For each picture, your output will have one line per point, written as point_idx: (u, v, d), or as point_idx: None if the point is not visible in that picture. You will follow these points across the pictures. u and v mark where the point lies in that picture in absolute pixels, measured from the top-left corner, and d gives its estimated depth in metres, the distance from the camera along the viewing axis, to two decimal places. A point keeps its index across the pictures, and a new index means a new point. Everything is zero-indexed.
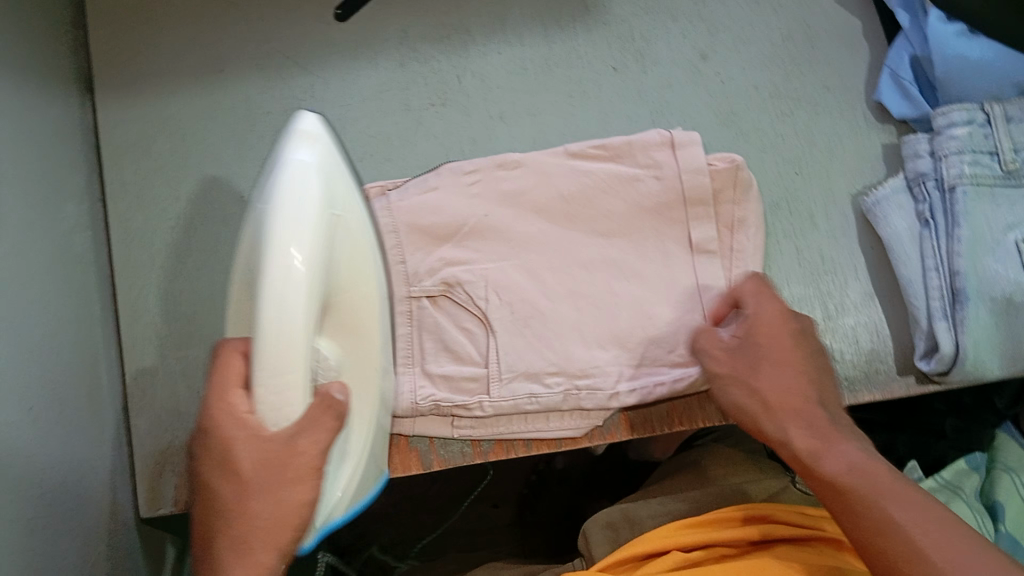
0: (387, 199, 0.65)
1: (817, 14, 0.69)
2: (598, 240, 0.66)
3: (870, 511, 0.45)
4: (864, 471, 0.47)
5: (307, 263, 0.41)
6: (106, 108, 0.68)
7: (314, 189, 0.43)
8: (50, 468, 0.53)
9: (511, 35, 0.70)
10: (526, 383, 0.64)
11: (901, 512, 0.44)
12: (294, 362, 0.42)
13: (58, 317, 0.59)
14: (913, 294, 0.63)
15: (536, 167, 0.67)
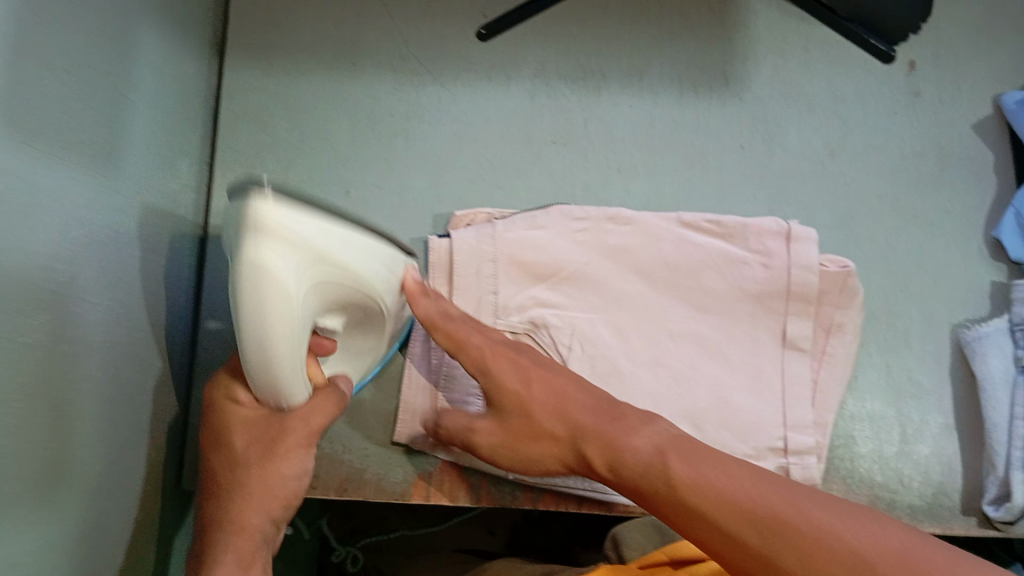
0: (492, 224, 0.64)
1: (949, 139, 0.70)
2: (692, 314, 0.65)
3: (708, 498, 0.44)
4: (652, 465, 0.48)
5: (280, 355, 0.42)
6: (236, 75, 0.68)
7: (287, 295, 0.40)
8: (117, 427, 0.52)
9: (646, 90, 0.70)
10: None
11: (729, 485, 0.45)
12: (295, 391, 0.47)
13: (151, 271, 0.58)
14: (996, 438, 0.62)
15: (647, 229, 0.65)
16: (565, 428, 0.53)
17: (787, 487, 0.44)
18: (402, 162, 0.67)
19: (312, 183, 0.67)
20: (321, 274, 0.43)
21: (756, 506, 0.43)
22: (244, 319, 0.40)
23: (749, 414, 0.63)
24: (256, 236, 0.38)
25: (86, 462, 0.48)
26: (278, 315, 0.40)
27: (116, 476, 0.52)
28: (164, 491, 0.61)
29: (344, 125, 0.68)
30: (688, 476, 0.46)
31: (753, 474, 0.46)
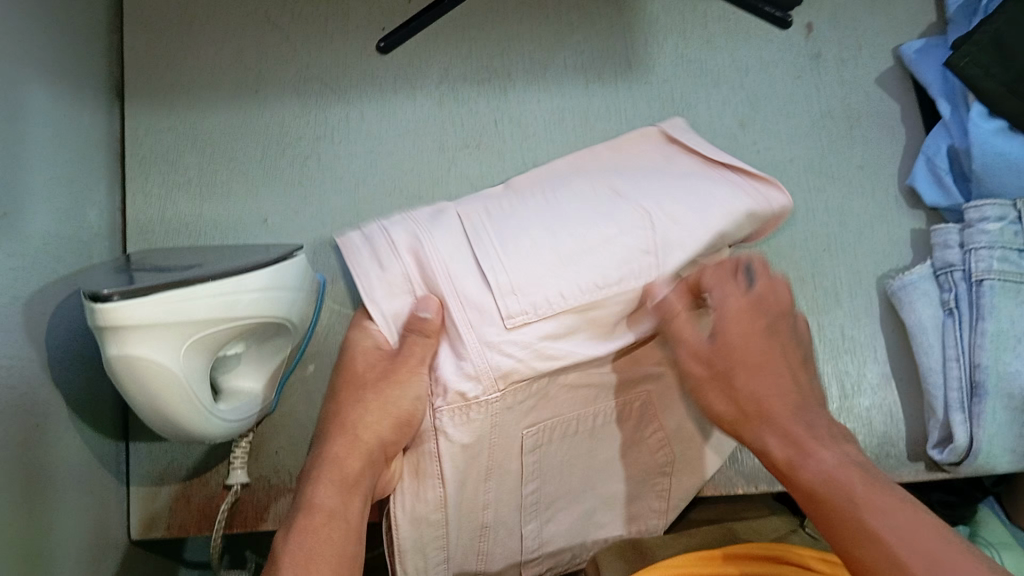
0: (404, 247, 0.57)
1: (857, 95, 0.70)
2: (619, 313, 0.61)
3: (874, 550, 0.41)
4: (823, 482, 0.44)
5: (178, 414, 0.49)
6: (137, 118, 0.67)
7: (160, 379, 0.46)
8: (67, 492, 0.55)
9: (552, 83, 0.70)
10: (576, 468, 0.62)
11: (896, 526, 0.41)
12: (211, 430, 0.52)
13: (67, 330, 0.57)
14: (932, 383, 0.63)
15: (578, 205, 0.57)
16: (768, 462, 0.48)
17: (936, 533, 0.40)
18: (317, 186, 0.67)
19: (229, 218, 0.66)
20: (185, 340, 0.46)
21: (906, 553, 0.40)
22: (140, 404, 0.48)
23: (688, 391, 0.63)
24: (112, 343, 0.44)
25: (43, 530, 0.52)
26: (163, 384, 0.46)
27: (47, 541, 0.52)
28: (112, 546, 0.61)
29: (254, 155, 0.67)
30: (874, 525, 0.41)
31: (904, 509, 0.42)
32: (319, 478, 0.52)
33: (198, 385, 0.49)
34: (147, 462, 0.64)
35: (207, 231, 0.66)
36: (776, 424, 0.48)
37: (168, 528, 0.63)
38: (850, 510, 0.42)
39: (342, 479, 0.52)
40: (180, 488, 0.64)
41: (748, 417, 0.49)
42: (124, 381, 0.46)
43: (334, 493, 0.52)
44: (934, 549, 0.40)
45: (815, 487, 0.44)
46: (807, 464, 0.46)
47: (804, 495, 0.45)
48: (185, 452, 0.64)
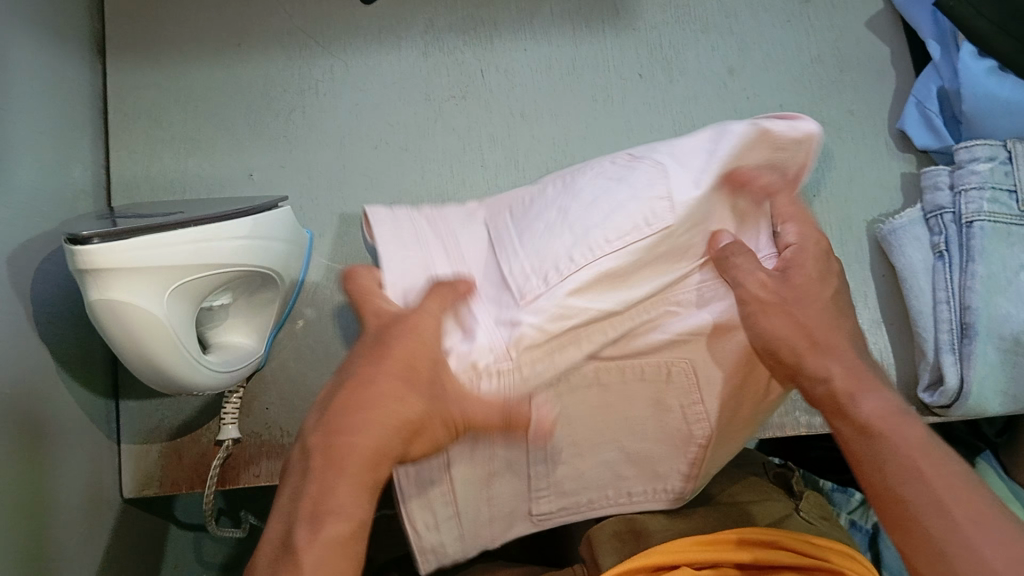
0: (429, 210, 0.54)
1: (846, 39, 0.70)
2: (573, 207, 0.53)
3: (913, 494, 0.39)
4: (882, 418, 0.43)
5: (165, 364, 0.48)
6: (120, 73, 0.66)
7: (143, 326, 0.46)
8: (60, 445, 0.56)
9: (538, 33, 0.69)
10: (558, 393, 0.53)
11: (928, 484, 0.39)
12: (200, 382, 0.52)
13: (54, 284, 0.57)
14: (923, 326, 0.63)
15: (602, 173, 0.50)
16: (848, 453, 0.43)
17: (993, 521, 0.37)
18: (303, 140, 0.67)
19: (215, 173, 0.66)
20: (169, 286, 0.46)
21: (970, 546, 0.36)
22: (125, 353, 0.48)
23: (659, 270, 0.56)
24: (93, 286, 0.44)
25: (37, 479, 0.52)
26: (147, 331, 0.46)
27: (42, 489, 0.52)
28: (105, 501, 0.61)
29: (239, 110, 0.67)
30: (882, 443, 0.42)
31: (945, 469, 0.39)
32: (330, 472, 0.40)
33: (184, 334, 0.49)
34: (139, 419, 0.64)
35: (194, 187, 0.66)
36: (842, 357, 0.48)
37: (160, 484, 0.63)
38: (902, 473, 0.40)
39: (357, 471, 0.40)
40: (172, 445, 0.64)
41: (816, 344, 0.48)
42: (108, 327, 0.46)
43: (350, 495, 0.40)
44: (946, 501, 0.38)
45: (867, 417, 0.43)
46: (865, 397, 0.44)
47: (851, 423, 0.44)
48: (176, 409, 0.65)
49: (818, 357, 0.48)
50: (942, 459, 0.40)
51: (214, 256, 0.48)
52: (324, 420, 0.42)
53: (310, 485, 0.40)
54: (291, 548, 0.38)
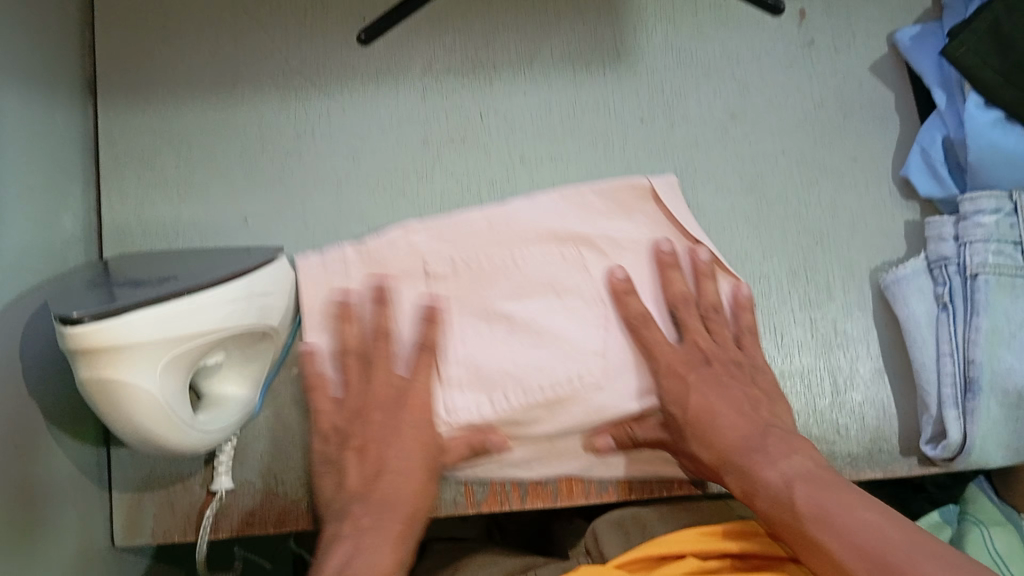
0: (343, 254, 0.61)
1: (851, 81, 0.69)
2: (546, 296, 0.63)
3: (833, 539, 0.49)
4: (785, 499, 0.52)
5: (163, 437, 0.48)
6: (111, 116, 0.65)
7: (139, 402, 0.45)
8: (53, 505, 0.55)
9: (538, 74, 0.68)
10: (480, 397, 0.61)
11: (846, 515, 0.49)
12: (196, 446, 0.51)
13: (45, 341, 0.56)
14: (926, 379, 0.62)
15: (508, 233, 0.63)
16: (714, 454, 0.57)
17: (899, 526, 0.48)
18: (298, 184, 0.66)
19: (209, 219, 0.65)
20: (163, 359, 0.46)
21: (866, 544, 0.47)
22: (122, 428, 0.47)
23: (587, 289, 0.63)
24: (88, 367, 0.43)
25: (32, 546, 0.51)
26: (139, 404, 0.45)
27: (35, 556, 0.51)
28: (99, 556, 0.60)
29: (232, 154, 0.66)
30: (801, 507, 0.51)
31: (860, 504, 0.50)
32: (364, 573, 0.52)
33: (179, 402, 0.48)
34: (132, 468, 0.63)
35: (188, 233, 0.65)
36: (739, 445, 0.57)
37: (154, 534, 0.62)
38: (823, 523, 0.49)
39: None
40: (165, 493, 0.63)
41: (699, 438, 0.58)
42: (98, 402, 0.45)
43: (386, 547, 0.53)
44: (860, 520, 0.49)
45: (776, 495, 0.53)
46: (769, 472, 0.54)
47: (769, 505, 0.53)
48: (165, 460, 0.63)
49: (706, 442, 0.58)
50: (851, 496, 0.50)
51: (208, 324, 0.48)
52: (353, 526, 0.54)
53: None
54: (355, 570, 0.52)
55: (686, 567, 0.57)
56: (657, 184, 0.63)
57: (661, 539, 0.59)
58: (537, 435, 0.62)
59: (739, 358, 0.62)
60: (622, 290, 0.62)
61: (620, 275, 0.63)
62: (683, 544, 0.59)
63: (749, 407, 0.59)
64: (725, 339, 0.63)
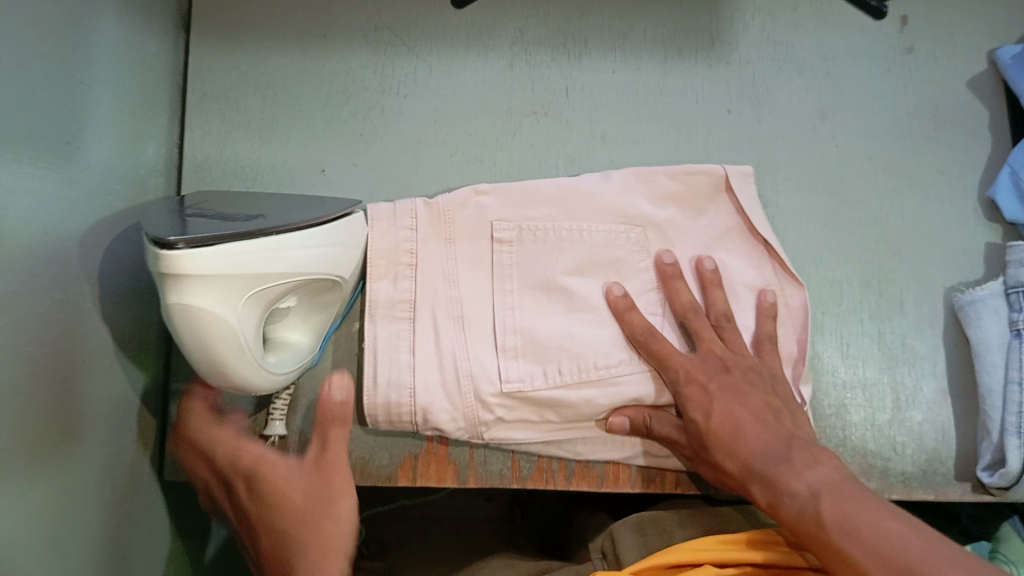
0: (414, 207, 0.61)
1: (945, 94, 0.67)
2: (602, 274, 0.62)
3: (857, 549, 0.44)
4: (807, 510, 0.48)
5: (238, 372, 0.48)
6: (201, 52, 0.65)
7: (219, 335, 0.46)
8: (109, 426, 0.55)
9: (628, 55, 0.67)
10: (525, 367, 0.60)
11: (872, 527, 0.44)
12: (265, 387, 0.52)
13: (120, 263, 0.56)
14: (991, 404, 0.61)
15: (575, 209, 0.63)
16: (738, 464, 0.53)
17: (935, 544, 0.43)
18: (377, 139, 0.66)
19: (287, 164, 0.65)
20: (244, 293, 0.46)
21: (895, 557, 0.42)
22: (198, 361, 0.47)
23: (647, 273, 0.63)
24: (172, 293, 0.44)
25: (85, 462, 0.52)
26: (219, 336, 0.46)
27: (88, 473, 0.52)
28: (144, 484, 0.61)
29: (316, 103, 0.66)
30: (824, 517, 0.47)
31: (892, 517, 0.45)
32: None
33: (255, 338, 0.48)
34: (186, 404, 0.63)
35: (264, 176, 0.65)
36: (766, 457, 0.52)
37: None
38: (843, 535, 0.45)
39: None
40: None
41: (726, 445, 0.54)
42: (176, 323, 0.45)
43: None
44: (889, 535, 0.44)
45: (799, 505, 0.48)
46: (794, 483, 0.49)
47: (790, 518, 0.49)
48: None
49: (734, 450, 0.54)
50: (880, 509, 0.45)
51: (287, 265, 0.48)
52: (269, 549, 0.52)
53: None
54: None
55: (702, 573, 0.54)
56: (731, 173, 0.64)
57: (675, 548, 0.57)
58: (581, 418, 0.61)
59: (756, 365, 0.59)
60: (622, 306, 0.60)
61: (619, 290, 0.61)
62: (698, 553, 0.56)
63: (772, 420, 0.55)
64: (741, 346, 0.60)
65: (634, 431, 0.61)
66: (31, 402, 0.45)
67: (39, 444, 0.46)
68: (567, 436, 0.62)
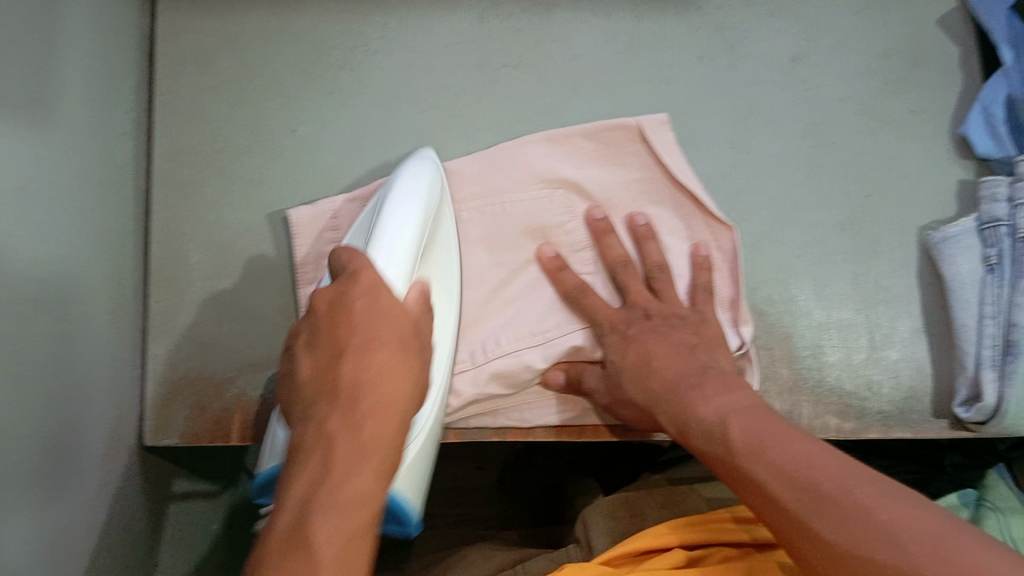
0: (334, 207, 0.63)
1: (918, 34, 0.67)
2: (532, 241, 0.64)
3: (757, 467, 0.47)
4: (714, 433, 0.51)
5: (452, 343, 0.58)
6: (170, 15, 0.65)
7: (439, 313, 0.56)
8: (90, 385, 0.55)
9: (599, 4, 0.67)
10: (467, 347, 0.62)
11: (770, 453, 0.47)
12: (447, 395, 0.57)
13: (94, 223, 0.57)
14: (966, 339, 0.61)
15: (496, 178, 0.64)
16: (646, 395, 0.57)
17: (833, 461, 0.45)
18: (349, 97, 0.66)
19: (258, 125, 0.65)
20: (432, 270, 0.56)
21: (790, 471, 0.45)
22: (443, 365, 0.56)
23: (574, 234, 0.65)
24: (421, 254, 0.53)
25: (66, 419, 0.52)
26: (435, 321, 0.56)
27: (70, 428, 0.53)
28: (127, 445, 0.61)
29: (286, 64, 0.66)
30: (735, 442, 0.49)
31: (789, 437, 0.47)
32: (354, 457, 0.41)
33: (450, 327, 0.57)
34: (166, 366, 0.63)
35: (238, 138, 0.65)
36: (671, 399, 0.55)
37: (182, 434, 0.62)
38: (743, 458, 0.48)
39: (377, 453, 0.42)
40: (195, 397, 0.63)
41: (650, 393, 0.57)
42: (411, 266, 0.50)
43: (371, 482, 0.41)
44: (786, 455, 0.46)
45: (707, 430, 0.51)
46: (703, 407, 0.53)
47: (700, 445, 0.52)
48: (204, 361, 0.63)
49: (646, 391, 0.57)
50: (781, 429, 0.48)
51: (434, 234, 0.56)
52: (337, 403, 0.42)
53: (333, 467, 0.41)
54: (311, 536, 0.39)
55: (666, 561, 0.59)
56: (644, 123, 0.64)
57: (643, 534, 0.61)
58: (520, 387, 0.63)
59: (684, 313, 0.61)
60: (555, 267, 0.63)
61: (550, 250, 0.63)
62: (666, 537, 0.61)
63: (683, 352, 0.58)
64: (672, 296, 0.62)
65: (569, 387, 0.63)
66: (10, 355, 0.46)
67: (18, 398, 0.47)
68: (512, 403, 0.64)
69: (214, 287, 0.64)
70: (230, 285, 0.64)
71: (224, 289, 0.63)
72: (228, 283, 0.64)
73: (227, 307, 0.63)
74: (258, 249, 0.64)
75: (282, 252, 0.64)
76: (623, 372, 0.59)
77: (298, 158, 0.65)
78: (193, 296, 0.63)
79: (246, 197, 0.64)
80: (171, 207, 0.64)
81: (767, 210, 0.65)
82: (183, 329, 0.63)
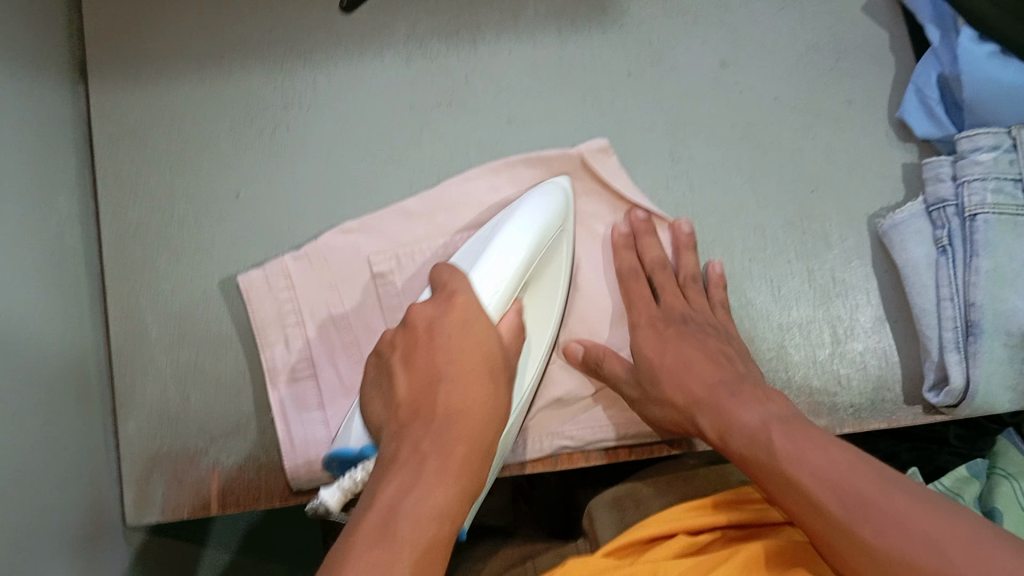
0: (285, 266, 0.64)
1: (843, 24, 0.67)
2: None
3: (802, 471, 0.45)
4: (755, 437, 0.48)
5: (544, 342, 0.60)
6: (102, 97, 0.66)
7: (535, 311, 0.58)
8: (62, 473, 0.56)
9: (523, 33, 0.67)
10: None
11: (812, 462, 0.45)
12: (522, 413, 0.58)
13: (49, 312, 0.57)
14: (927, 324, 0.61)
15: (443, 220, 0.65)
16: (683, 396, 0.55)
17: (878, 476, 0.43)
18: (288, 154, 0.66)
19: (201, 192, 0.66)
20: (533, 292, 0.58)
21: (836, 479, 0.44)
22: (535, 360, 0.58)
23: None
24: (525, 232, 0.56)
25: (42, 510, 0.53)
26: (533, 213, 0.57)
27: (46, 520, 0.53)
28: (107, 526, 0.61)
29: (223, 129, 0.66)
30: (778, 446, 0.47)
31: (827, 446, 0.46)
32: (439, 473, 0.40)
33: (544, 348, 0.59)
34: (138, 444, 0.63)
35: (182, 209, 0.66)
36: (709, 405, 0.53)
37: (163, 508, 0.62)
38: (786, 460, 0.46)
39: (463, 478, 0.41)
40: (171, 467, 0.63)
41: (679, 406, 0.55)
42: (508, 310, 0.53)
43: (442, 499, 0.39)
44: (827, 469, 0.44)
45: (749, 434, 0.49)
46: (742, 411, 0.51)
47: (738, 446, 0.50)
48: (174, 433, 0.63)
49: (680, 399, 0.55)
50: (816, 437, 0.47)
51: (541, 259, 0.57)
52: (427, 425, 0.42)
53: (416, 482, 0.39)
54: (396, 530, 0.37)
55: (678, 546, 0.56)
56: (586, 152, 0.64)
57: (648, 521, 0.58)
58: None
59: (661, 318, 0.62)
60: None
61: None
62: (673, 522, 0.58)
63: (720, 359, 0.57)
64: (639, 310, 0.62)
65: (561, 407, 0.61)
66: None
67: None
68: None
69: (175, 358, 0.64)
70: (191, 356, 0.64)
71: (185, 360, 0.64)
72: (189, 353, 0.64)
73: (190, 377, 0.64)
74: (213, 316, 0.65)
75: (239, 316, 0.65)
76: (659, 371, 0.57)
77: (244, 222, 0.66)
78: (156, 371, 0.64)
79: (196, 265, 0.65)
80: (125, 286, 0.64)
81: (714, 216, 0.65)
82: (150, 405, 0.63)
